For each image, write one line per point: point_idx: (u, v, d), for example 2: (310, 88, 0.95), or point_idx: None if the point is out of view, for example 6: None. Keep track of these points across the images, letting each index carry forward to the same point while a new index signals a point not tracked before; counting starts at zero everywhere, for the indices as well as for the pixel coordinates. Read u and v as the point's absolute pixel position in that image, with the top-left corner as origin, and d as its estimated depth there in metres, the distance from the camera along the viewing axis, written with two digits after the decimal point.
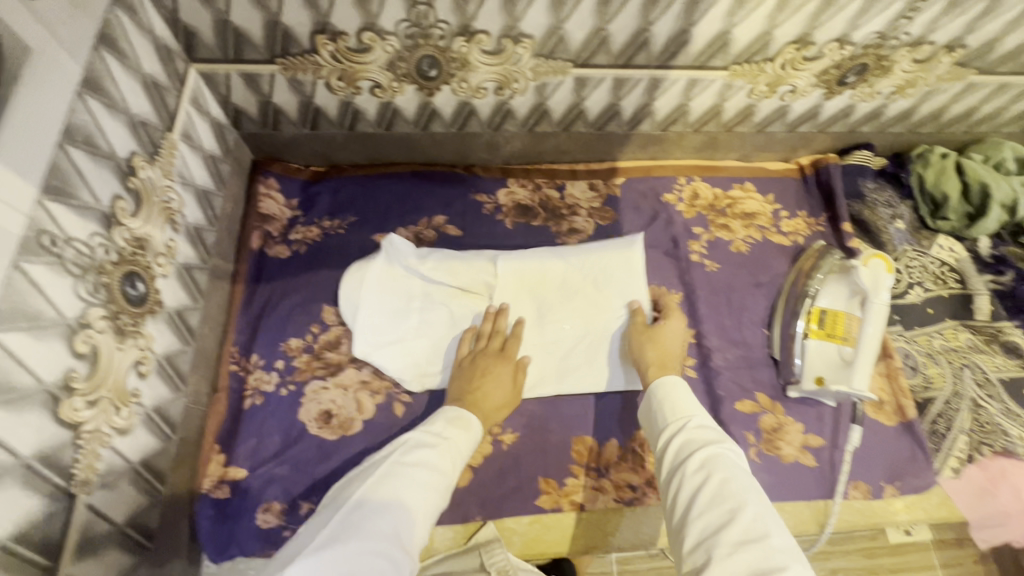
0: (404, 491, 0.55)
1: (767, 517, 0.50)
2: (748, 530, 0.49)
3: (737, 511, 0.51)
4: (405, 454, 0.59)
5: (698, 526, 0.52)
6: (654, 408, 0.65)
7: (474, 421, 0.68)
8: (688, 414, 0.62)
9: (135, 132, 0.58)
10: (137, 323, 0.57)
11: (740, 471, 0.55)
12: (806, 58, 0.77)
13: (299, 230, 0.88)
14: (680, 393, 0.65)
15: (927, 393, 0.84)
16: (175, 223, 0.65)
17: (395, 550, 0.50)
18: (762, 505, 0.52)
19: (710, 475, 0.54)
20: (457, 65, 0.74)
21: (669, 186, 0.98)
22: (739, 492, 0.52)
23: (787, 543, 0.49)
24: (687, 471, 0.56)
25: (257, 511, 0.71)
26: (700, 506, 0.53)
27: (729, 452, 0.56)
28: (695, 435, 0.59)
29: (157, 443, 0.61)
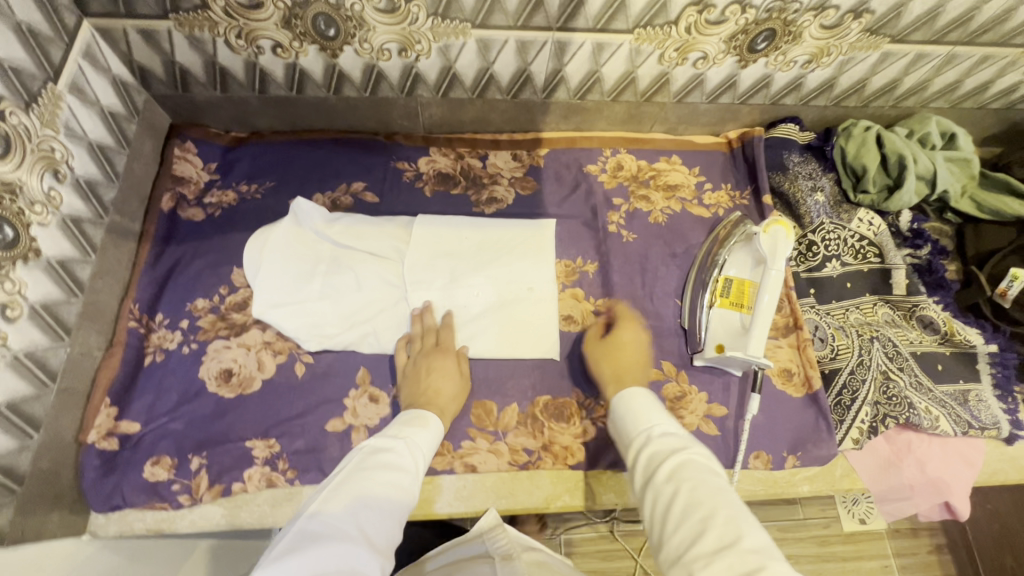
0: (367, 491, 0.52)
1: (736, 516, 0.46)
2: (719, 536, 0.45)
3: (709, 517, 0.46)
4: (376, 459, 0.56)
5: (674, 541, 0.47)
6: (617, 423, 0.60)
7: (434, 421, 0.66)
8: (651, 421, 0.57)
9: (5, 77, 0.58)
10: (4, 267, 0.58)
11: (709, 472, 0.50)
12: (710, 22, 0.76)
13: (214, 193, 0.89)
14: (645, 399, 0.59)
15: (834, 364, 0.84)
16: (59, 174, 0.66)
17: (369, 556, 0.47)
18: (730, 502, 0.48)
19: (678, 483, 0.49)
20: (355, 24, 0.74)
21: (594, 157, 0.97)
22: (704, 495, 0.48)
23: (759, 540, 0.44)
24: (655, 484, 0.51)
25: (146, 464, 0.71)
26: (672, 519, 0.48)
27: (695, 454, 0.52)
28: (659, 444, 0.54)
29: (29, 388, 0.62)
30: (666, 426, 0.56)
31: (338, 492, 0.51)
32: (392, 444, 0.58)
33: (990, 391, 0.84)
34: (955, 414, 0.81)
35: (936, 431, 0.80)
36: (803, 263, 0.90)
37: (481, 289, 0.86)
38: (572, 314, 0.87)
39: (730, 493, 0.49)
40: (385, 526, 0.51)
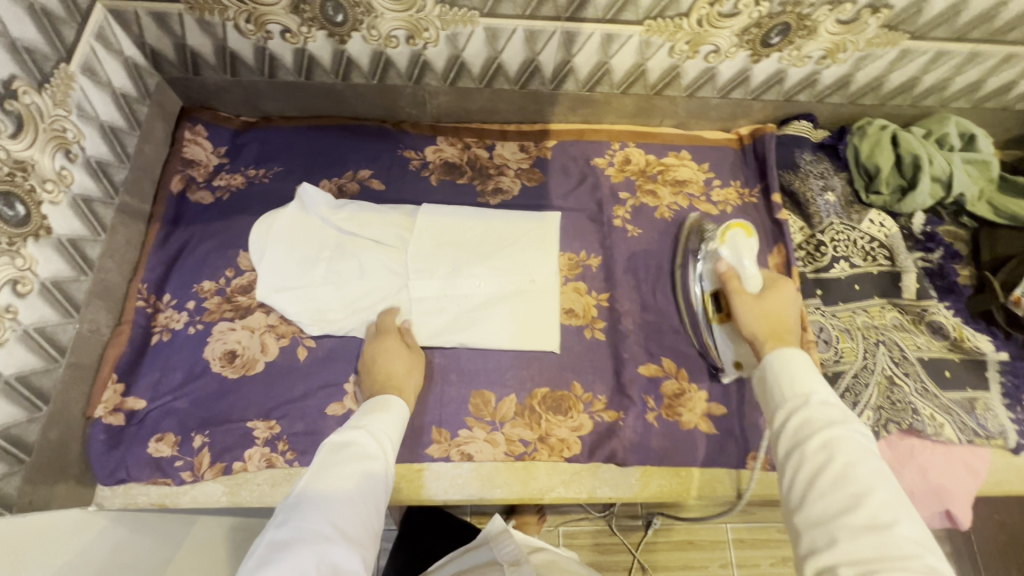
0: (335, 491, 0.54)
1: (896, 503, 0.45)
2: (876, 514, 0.44)
3: (867, 495, 0.45)
4: (340, 456, 0.57)
5: (820, 504, 0.47)
6: (767, 374, 0.58)
7: (394, 403, 0.68)
8: (811, 387, 0.54)
9: (19, 57, 0.59)
10: (15, 243, 0.60)
11: (869, 452, 0.49)
12: (722, 14, 0.75)
13: (223, 177, 0.89)
14: (803, 363, 0.57)
15: (837, 366, 0.82)
16: (70, 153, 0.67)
17: (342, 550, 0.50)
18: (888, 486, 0.47)
19: (835, 454, 0.48)
20: (363, 11, 0.74)
21: (601, 150, 0.96)
22: (867, 473, 0.47)
23: (918, 532, 0.43)
24: (805, 448, 0.50)
25: (150, 440, 0.73)
26: (821, 486, 0.47)
27: (857, 432, 0.50)
28: (819, 412, 0.52)
29: (39, 362, 0.63)
30: (828, 397, 0.53)
31: (306, 494, 0.54)
32: (353, 436, 0.60)
33: (998, 400, 0.82)
34: (960, 421, 0.80)
35: (940, 438, 0.79)
36: (811, 263, 0.89)
37: (483, 279, 0.86)
38: (574, 307, 0.86)
39: (887, 476, 0.48)
40: (360, 516, 0.54)
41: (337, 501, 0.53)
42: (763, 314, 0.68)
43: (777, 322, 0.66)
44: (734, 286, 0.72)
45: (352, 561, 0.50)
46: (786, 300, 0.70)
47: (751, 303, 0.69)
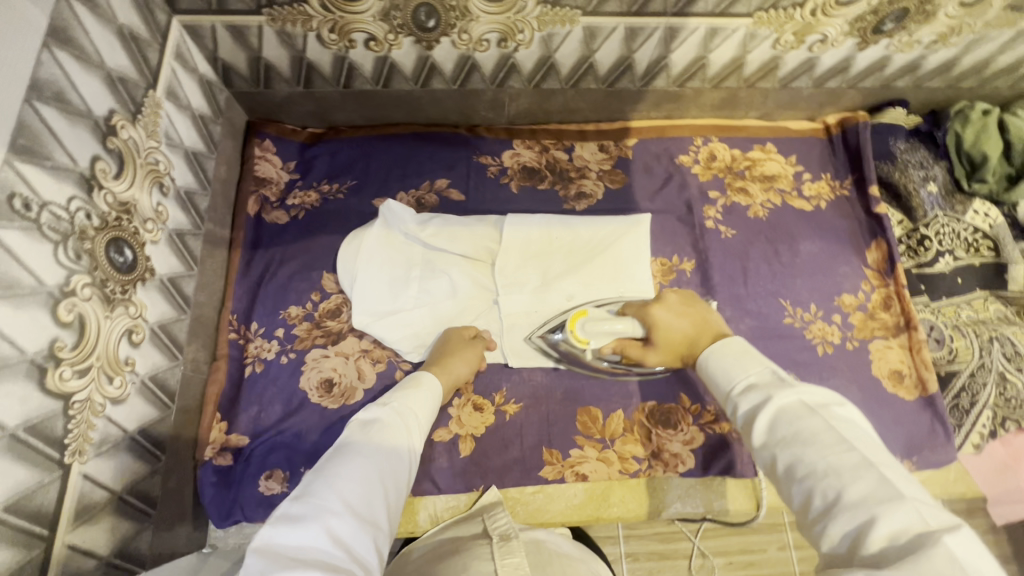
0: (356, 467, 0.50)
1: (840, 466, 0.42)
2: (825, 494, 0.41)
3: (812, 474, 0.43)
4: (366, 430, 0.54)
5: (794, 502, 0.44)
6: (710, 384, 0.57)
7: (427, 380, 0.65)
8: (732, 381, 0.54)
9: (114, 89, 0.55)
10: (128, 291, 0.56)
11: (804, 415, 0.46)
12: (839, 3, 0.70)
13: (296, 195, 0.85)
14: (718, 360, 0.56)
15: (951, 366, 0.81)
16: (163, 187, 0.63)
17: (355, 527, 0.45)
18: (826, 450, 0.43)
19: (776, 446, 0.46)
20: (458, 14, 0.68)
21: (684, 147, 0.92)
22: (802, 448, 0.44)
23: (868, 487, 0.40)
24: (756, 446, 0.48)
25: (260, 478, 0.70)
26: (786, 480, 0.45)
27: (784, 402, 0.48)
28: (745, 405, 0.51)
29: (155, 411, 0.60)
30: (750, 380, 0.52)
31: (327, 465, 0.50)
32: (380, 413, 0.57)
33: None
34: None
35: None
36: (913, 258, 0.86)
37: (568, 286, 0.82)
38: None
39: (830, 433, 0.44)
40: (380, 498, 0.49)
41: (355, 475, 0.49)
42: (668, 349, 0.68)
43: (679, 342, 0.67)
44: (631, 348, 0.72)
45: (364, 540, 0.45)
46: (662, 323, 0.69)
47: (656, 355, 0.70)
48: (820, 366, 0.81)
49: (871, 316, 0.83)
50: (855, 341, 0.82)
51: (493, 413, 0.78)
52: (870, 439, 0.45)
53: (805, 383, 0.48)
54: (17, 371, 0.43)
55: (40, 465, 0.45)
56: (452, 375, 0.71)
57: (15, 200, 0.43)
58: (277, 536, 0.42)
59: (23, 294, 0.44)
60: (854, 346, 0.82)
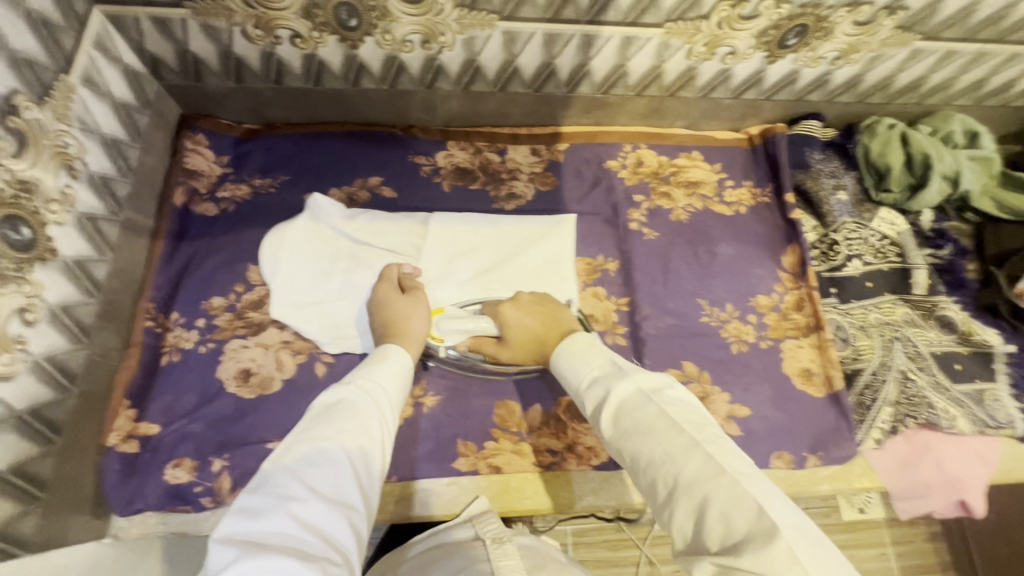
0: (320, 449, 0.49)
1: (671, 451, 0.49)
2: (665, 479, 0.48)
3: (653, 461, 0.49)
4: (330, 412, 0.53)
5: (644, 487, 0.51)
6: (562, 380, 0.64)
7: (390, 358, 0.64)
8: (579, 379, 0.60)
9: (18, 69, 0.56)
10: (22, 269, 0.56)
11: (640, 404, 0.53)
12: (742, 17, 0.74)
13: (227, 188, 0.86)
14: (565, 355, 0.63)
15: (855, 364, 0.84)
16: (73, 170, 0.64)
17: (326, 512, 0.45)
18: (658, 438, 0.50)
19: (621, 438, 0.53)
20: (378, 15, 0.71)
21: (613, 152, 0.96)
22: (639, 439, 0.51)
23: (697, 468, 0.47)
24: (608, 438, 0.54)
25: (167, 466, 0.70)
26: (636, 469, 0.52)
27: (622, 394, 0.55)
28: (591, 398, 0.58)
29: (50, 392, 0.60)
30: (594, 376, 0.59)
31: (289, 451, 0.49)
32: (345, 392, 0.56)
33: (1005, 391, 0.84)
34: (972, 414, 0.82)
35: (954, 430, 0.81)
36: (826, 262, 0.90)
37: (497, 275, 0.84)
38: (594, 313, 0.85)
39: (664, 420, 0.51)
40: (351, 478, 0.49)
41: (320, 457, 0.49)
42: (521, 342, 0.75)
43: (530, 335, 0.74)
44: (486, 344, 0.77)
45: (337, 524, 0.45)
46: (511, 319, 0.76)
47: (507, 350, 0.76)
48: (733, 363, 0.83)
49: (785, 317, 0.87)
50: (769, 340, 0.85)
51: (411, 406, 0.78)
52: (697, 417, 0.52)
53: (638, 371, 0.56)
54: None
55: None
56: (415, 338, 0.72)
57: None
58: (242, 528, 0.42)
59: None
60: (768, 345, 0.85)
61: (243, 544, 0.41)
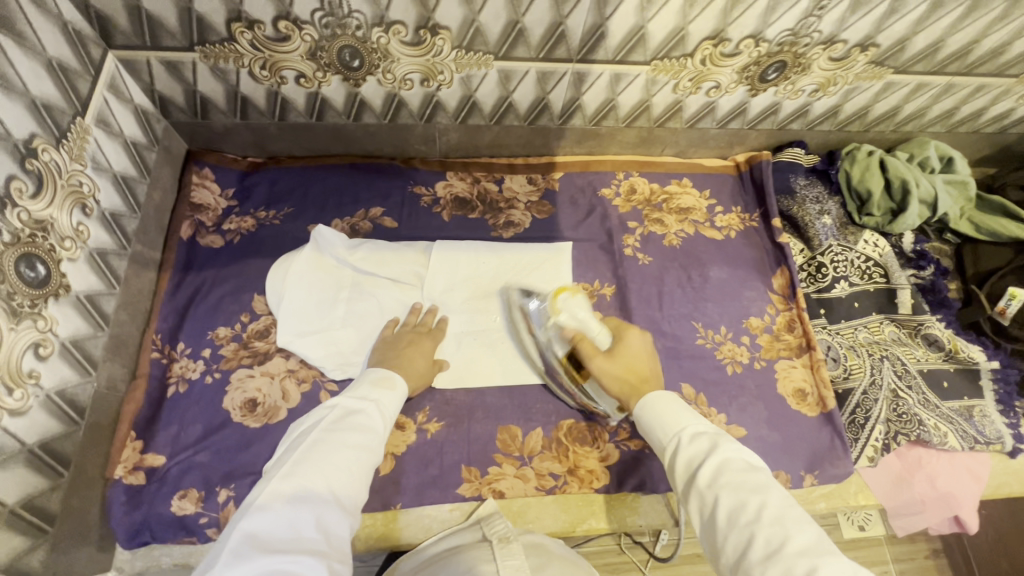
0: (333, 457, 0.56)
1: (783, 517, 0.51)
2: (770, 539, 0.49)
3: (756, 520, 0.51)
4: (343, 423, 0.60)
5: (729, 545, 0.51)
6: (648, 430, 0.65)
7: (398, 380, 0.71)
8: (681, 425, 0.62)
9: (37, 114, 0.58)
10: (37, 305, 0.58)
11: (746, 470, 0.56)
12: (724, 54, 0.78)
13: (233, 220, 0.88)
14: (665, 404, 0.65)
15: (847, 384, 0.86)
16: (86, 208, 0.66)
17: (335, 514, 0.52)
18: (763, 499, 0.52)
19: (720, 490, 0.54)
20: (380, 56, 0.74)
21: (607, 181, 0.99)
22: (746, 496, 0.53)
23: (808, 538, 0.49)
24: (700, 487, 0.56)
25: (173, 498, 0.70)
26: (722, 522, 0.53)
27: (730, 453, 0.57)
28: (693, 450, 0.59)
29: (60, 426, 0.61)
30: (699, 429, 0.61)
31: (307, 455, 0.55)
32: (358, 407, 0.63)
33: (993, 407, 0.87)
34: (962, 429, 0.84)
35: (945, 447, 0.83)
36: (814, 284, 0.93)
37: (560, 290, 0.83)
38: None
39: (770, 490, 0.54)
40: (353, 487, 0.56)
41: (334, 465, 0.55)
42: (620, 370, 0.72)
43: (635, 372, 0.72)
44: (587, 346, 0.74)
45: (344, 527, 0.53)
46: (635, 349, 0.74)
47: (606, 361, 0.73)
48: (729, 385, 0.85)
49: (776, 338, 0.89)
50: (762, 361, 0.88)
51: (415, 432, 0.79)
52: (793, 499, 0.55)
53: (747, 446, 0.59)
54: None
55: None
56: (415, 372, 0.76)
57: None
58: (262, 522, 0.49)
59: None
60: (761, 366, 0.87)
61: (262, 537, 0.48)
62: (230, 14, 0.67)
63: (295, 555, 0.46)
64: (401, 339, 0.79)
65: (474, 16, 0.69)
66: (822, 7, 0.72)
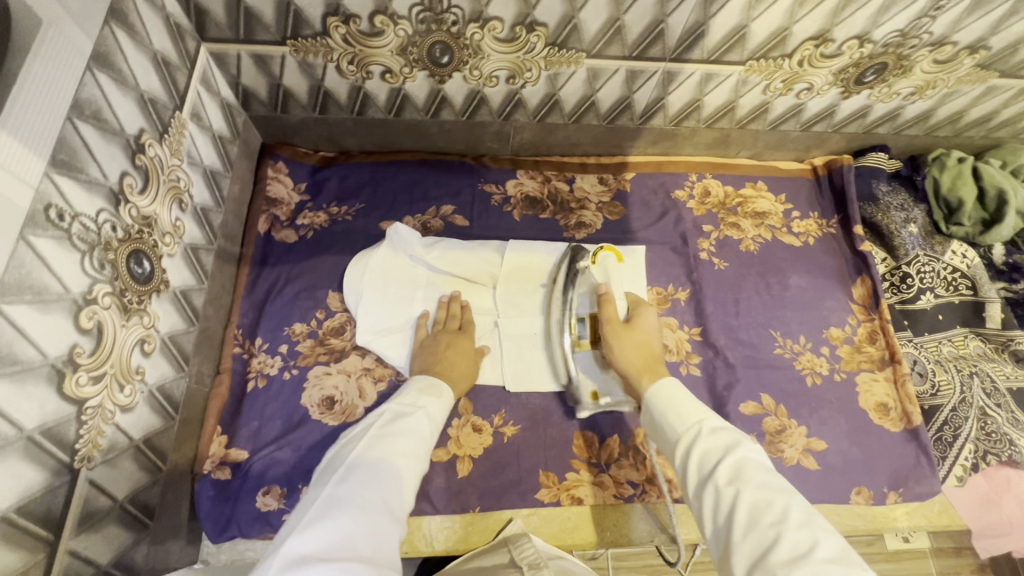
0: (388, 462, 0.54)
1: (810, 523, 0.46)
2: (794, 543, 0.44)
3: (780, 521, 0.46)
4: (392, 427, 0.59)
5: (745, 546, 0.46)
6: (658, 423, 0.61)
7: (445, 387, 0.69)
8: (701, 417, 0.57)
9: (145, 109, 0.58)
10: (143, 301, 0.57)
11: (765, 473, 0.51)
12: (824, 55, 0.75)
13: (306, 215, 0.87)
14: (677, 395, 0.61)
15: (934, 400, 0.83)
16: (182, 203, 0.66)
17: (388, 523, 0.49)
18: (789, 504, 0.47)
19: (741, 489, 0.49)
20: (470, 52, 0.73)
21: (680, 183, 0.96)
22: (772, 496, 0.48)
23: (834, 544, 0.44)
24: (719, 484, 0.50)
25: (257, 493, 0.70)
26: (741, 524, 0.47)
27: (751, 454, 0.52)
28: (712, 445, 0.54)
29: (159, 422, 0.61)
30: (718, 425, 0.57)
31: (361, 462, 0.53)
32: (409, 410, 0.62)
33: None
34: None
35: None
36: (896, 295, 0.91)
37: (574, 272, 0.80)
38: (666, 342, 0.85)
39: (792, 496, 0.49)
40: (401, 494, 0.53)
41: (387, 472, 0.53)
42: (632, 347, 0.71)
43: (647, 353, 0.71)
44: (610, 311, 0.75)
45: (393, 541, 0.49)
46: (648, 331, 0.75)
47: (623, 332, 0.73)
48: (809, 397, 0.83)
49: (858, 349, 0.86)
50: (842, 373, 0.85)
51: (492, 435, 0.79)
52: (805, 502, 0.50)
53: (767, 455, 0.54)
54: (39, 374, 0.44)
55: (49, 468, 0.45)
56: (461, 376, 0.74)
57: (50, 210, 0.45)
58: (319, 523, 0.46)
59: (50, 301, 0.45)
60: (842, 378, 0.85)
61: (321, 543, 0.45)
62: (329, 8, 0.66)
63: (344, 563, 0.43)
64: (439, 344, 0.76)
65: (574, 13, 0.67)
66: (939, 8, 0.68)
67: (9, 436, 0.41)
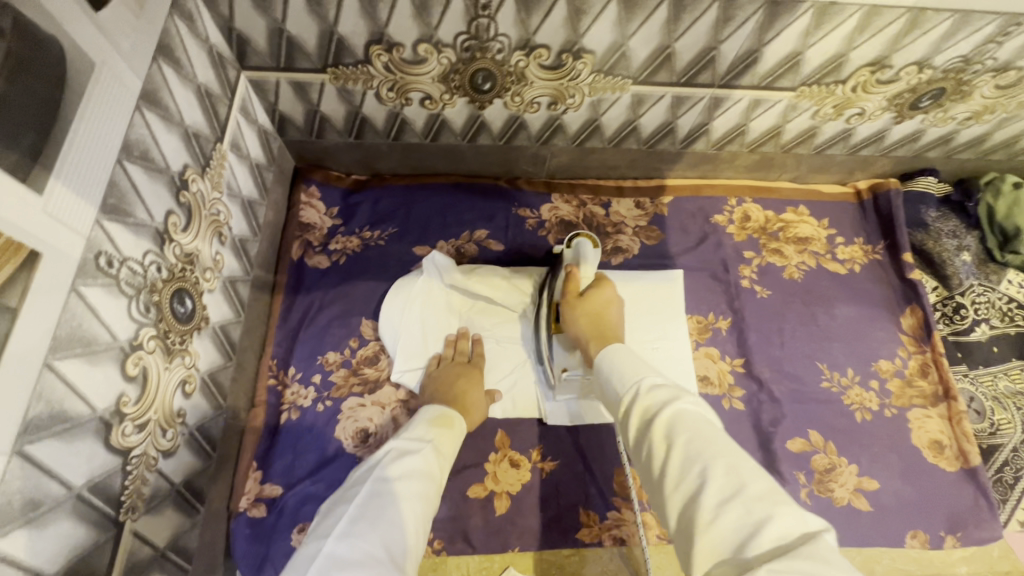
0: (394, 508, 0.48)
1: (740, 466, 0.41)
2: (723, 488, 0.39)
3: (709, 468, 0.41)
4: (393, 467, 0.52)
5: (676, 499, 0.42)
6: (606, 386, 0.56)
7: (457, 417, 0.64)
8: (640, 376, 0.52)
9: (189, 144, 0.57)
10: (185, 340, 0.56)
11: (702, 421, 0.45)
12: (880, 81, 0.72)
13: (339, 239, 0.86)
14: (630, 359, 0.55)
15: (993, 439, 0.80)
16: (222, 236, 0.64)
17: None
18: (717, 446, 0.42)
19: (673, 441, 0.44)
20: (514, 79, 0.71)
21: (719, 207, 0.94)
22: (702, 446, 0.42)
23: (765, 488, 0.39)
24: (650, 439, 0.45)
25: (292, 532, 0.68)
26: (670, 476, 0.43)
27: (688, 404, 0.46)
28: (649, 400, 0.49)
29: (198, 463, 0.60)
30: (657, 378, 0.51)
31: (364, 510, 0.47)
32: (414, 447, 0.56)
33: None
34: None
35: None
36: (949, 326, 0.87)
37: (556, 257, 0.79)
38: (708, 374, 0.82)
39: (725, 439, 0.44)
40: (412, 544, 0.47)
41: (395, 519, 0.47)
42: (587, 314, 0.68)
43: (601, 319, 0.67)
44: (571, 286, 0.72)
45: None
46: (611, 300, 0.70)
47: (580, 305, 0.70)
48: (859, 434, 0.79)
49: (909, 383, 0.83)
50: (894, 409, 0.81)
51: (530, 470, 0.76)
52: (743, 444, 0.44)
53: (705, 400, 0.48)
54: (87, 429, 0.42)
55: (94, 524, 0.44)
56: (474, 406, 0.70)
57: (100, 258, 0.43)
58: None
59: (98, 352, 0.43)
60: (892, 414, 0.81)
61: None
62: (372, 36, 0.64)
63: None
64: (449, 373, 0.73)
65: (624, 40, 0.65)
66: (1006, 34, 0.65)
67: (59, 495, 0.40)
